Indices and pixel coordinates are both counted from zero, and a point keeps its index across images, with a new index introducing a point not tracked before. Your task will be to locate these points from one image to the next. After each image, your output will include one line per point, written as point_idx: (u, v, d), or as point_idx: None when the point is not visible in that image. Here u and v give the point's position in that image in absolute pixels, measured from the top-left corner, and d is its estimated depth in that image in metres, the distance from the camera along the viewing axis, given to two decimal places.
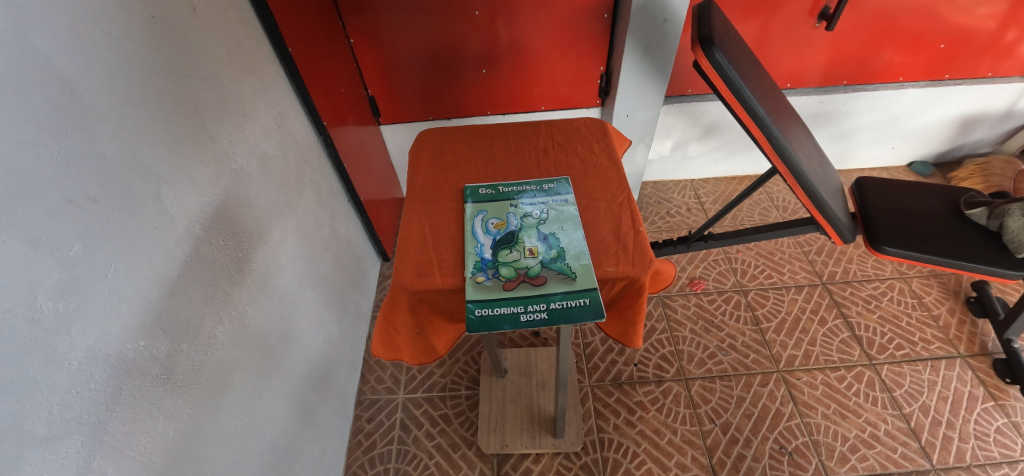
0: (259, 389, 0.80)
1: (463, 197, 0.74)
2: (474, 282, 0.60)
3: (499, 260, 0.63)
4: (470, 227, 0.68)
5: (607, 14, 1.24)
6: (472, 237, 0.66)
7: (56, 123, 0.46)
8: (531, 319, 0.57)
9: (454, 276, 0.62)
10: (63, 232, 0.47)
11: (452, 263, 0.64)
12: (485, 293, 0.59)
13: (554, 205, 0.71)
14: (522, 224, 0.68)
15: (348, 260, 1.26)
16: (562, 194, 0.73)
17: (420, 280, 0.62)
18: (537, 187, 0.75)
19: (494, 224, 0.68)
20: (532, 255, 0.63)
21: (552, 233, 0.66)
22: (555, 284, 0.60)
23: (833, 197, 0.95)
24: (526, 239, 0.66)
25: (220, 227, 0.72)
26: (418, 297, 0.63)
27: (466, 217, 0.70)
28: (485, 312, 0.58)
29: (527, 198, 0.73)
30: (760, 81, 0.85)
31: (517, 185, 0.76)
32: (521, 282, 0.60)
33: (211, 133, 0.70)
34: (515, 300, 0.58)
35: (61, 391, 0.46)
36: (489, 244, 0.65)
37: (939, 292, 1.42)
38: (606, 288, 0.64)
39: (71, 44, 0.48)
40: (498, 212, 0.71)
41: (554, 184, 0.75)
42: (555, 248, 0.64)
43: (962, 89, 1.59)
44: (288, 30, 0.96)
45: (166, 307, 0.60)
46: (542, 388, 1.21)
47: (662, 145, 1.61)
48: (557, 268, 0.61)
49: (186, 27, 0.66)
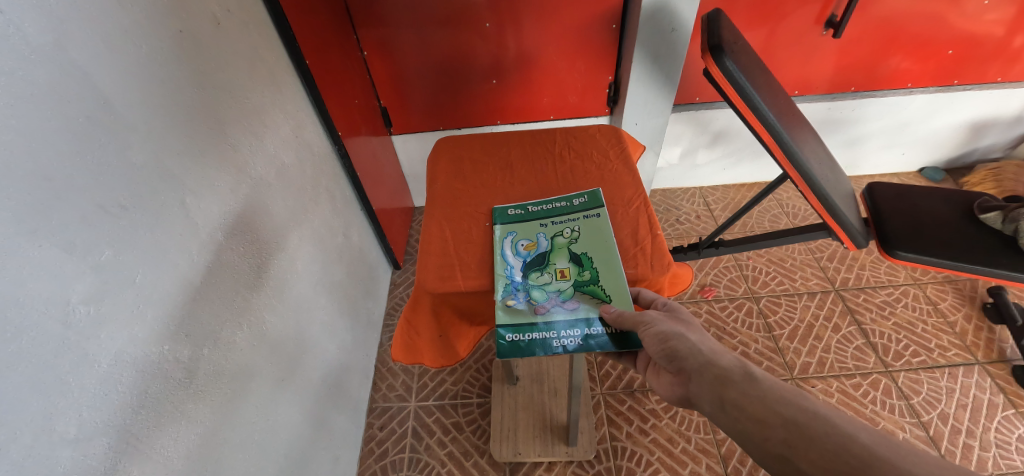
0: (275, 395, 0.80)
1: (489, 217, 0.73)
2: (505, 306, 0.61)
3: (531, 283, 0.64)
4: (500, 249, 0.67)
5: (615, 25, 1.26)
6: (502, 260, 0.66)
7: (89, 133, 0.48)
8: (566, 344, 0.58)
9: (476, 280, 0.64)
10: (95, 239, 0.48)
11: (474, 267, 0.66)
12: (517, 317, 0.60)
13: (585, 222, 0.70)
14: (553, 245, 0.67)
15: (361, 268, 1.27)
16: (595, 208, 0.72)
17: (443, 283, 0.64)
18: (566, 203, 0.74)
19: (524, 245, 0.68)
20: (563, 279, 0.64)
21: (584, 253, 0.66)
22: (588, 308, 0.61)
23: (845, 203, 0.95)
24: (557, 260, 0.66)
25: (241, 234, 0.73)
26: (441, 299, 0.65)
27: (496, 240, 0.69)
28: (517, 337, 0.59)
29: (557, 217, 0.72)
30: (769, 87, 0.86)
31: (545, 202, 0.74)
32: (554, 306, 0.61)
33: (234, 143, 0.72)
34: (548, 325, 0.60)
35: (90, 394, 0.47)
36: (519, 267, 0.65)
37: (954, 298, 1.40)
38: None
39: (105, 59, 0.50)
40: (527, 233, 0.69)
41: (583, 197, 0.74)
42: (589, 269, 0.64)
43: (971, 94, 1.58)
44: (306, 43, 0.98)
45: (188, 313, 0.61)
46: (554, 396, 1.20)
47: (671, 152, 1.62)
48: (589, 291, 0.62)
49: (210, 40, 0.69)
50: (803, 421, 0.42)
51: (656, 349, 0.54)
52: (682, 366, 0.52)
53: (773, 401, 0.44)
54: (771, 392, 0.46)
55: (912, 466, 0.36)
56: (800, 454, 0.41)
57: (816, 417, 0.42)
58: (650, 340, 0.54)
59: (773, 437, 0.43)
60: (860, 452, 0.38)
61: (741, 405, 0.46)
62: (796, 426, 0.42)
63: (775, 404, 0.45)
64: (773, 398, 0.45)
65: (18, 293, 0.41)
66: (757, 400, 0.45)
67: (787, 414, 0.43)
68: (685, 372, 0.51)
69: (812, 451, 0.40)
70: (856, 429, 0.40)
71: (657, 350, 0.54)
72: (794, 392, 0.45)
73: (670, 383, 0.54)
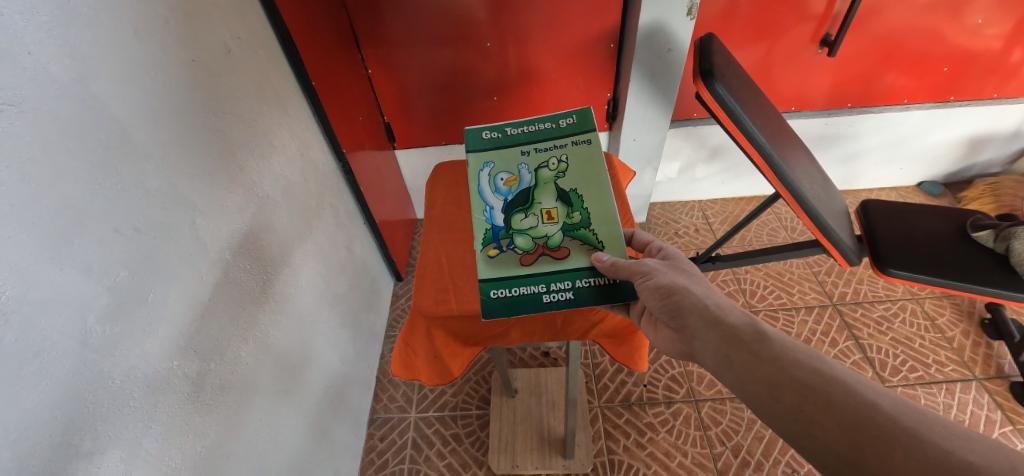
0: (278, 408, 0.83)
1: (471, 145, 0.78)
2: (488, 256, 0.65)
3: (514, 229, 0.68)
4: (480, 183, 0.73)
5: (614, 44, 1.29)
6: (482, 199, 0.71)
7: (108, 162, 0.51)
8: (557, 299, 0.61)
9: (468, 303, 0.67)
10: (111, 261, 0.51)
11: (467, 291, 0.69)
12: (505, 269, 0.64)
13: (572, 151, 0.74)
14: (534, 178, 0.72)
15: (363, 280, 1.29)
16: (584, 134, 0.75)
17: (438, 306, 0.67)
18: (553, 127, 0.77)
19: (505, 180, 0.72)
20: (551, 222, 0.67)
21: (571, 190, 0.70)
22: (579, 256, 0.64)
23: (838, 221, 0.97)
24: (542, 199, 0.70)
25: (248, 252, 0.76)
26: (435, 323, 0.69)
27: (477, 174, 0.74)
28: (504, 292, 0.62)
29: (543, 145, 0.76)
30: (760, 109, 0.89)
31: (530, 126, 0.78)
32: (542, 255, 0.65)
33: (242, 165, 0.76)
34: (538, 279, 0.63)
35: (104, 409, 0.50)
36: (501, 207, 0.70)
37: (952, 313, 1.41)
38: (611, 314, 0.72)
39: (124, 91, 0.54)
40: (508, 166, 0.74)
41: (572, 119, 0.77)
42: (578, 211, 0.68)
43: (968, 110, 1.60)
44: (312, 65, 1.02)
45: (197, 329, 0.63)
46: (552, 408, 1.22)
47: (669, 167, 1.64)
48: (579, 238, 0.66)
49: (221, 68, 0.72)
50: (818, 384, 0.46)
51: (656, 302, 0.59)
52: (684, 322, 0.57)
53: (788, 366, 0.48)
54: (783, 353, 0.50)
55: (936, 435, 0.39)
56: (817, 417, 0.44)
57: (835, 382, 0.45)
58: (648, 292, 0.59)
59: (789, 402, 0.46)
60: (881, 419, 0.41)
61: (751, 365, 0.50)
62: (813, 389, 0.46)
63: (790, 367, 0.48)
64: (787, 361, 0.49)
65: (41, 315, 0.44)
66: (772, 364, 0.49)
67: (803, 379, 0.47)
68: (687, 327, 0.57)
69: (832, 418, 0.43)
70: (877, 397, 0.43)
71: (659, 303, 0.59)
72: (807, 357, 0.49)
73: (670, 337, 0.60)
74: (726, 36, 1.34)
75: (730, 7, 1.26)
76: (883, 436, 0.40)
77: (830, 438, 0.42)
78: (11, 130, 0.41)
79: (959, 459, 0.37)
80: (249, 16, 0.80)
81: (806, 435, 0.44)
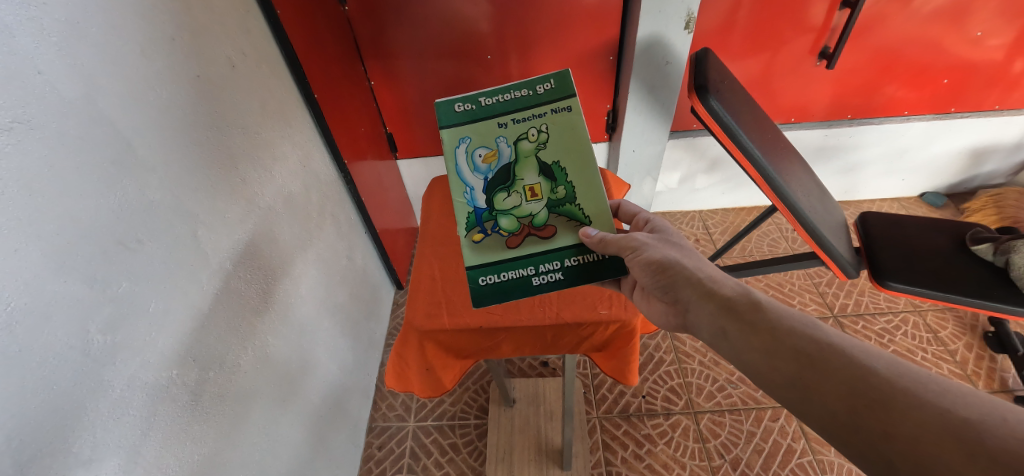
0: (277, 416, 0.83)
1: (438, 117, 0.70)
2: (473, 241, 0.68)
3: (497, 210, 0.69)
4: (457, 163, 0.69)
5: (613, 56, 1.30)
6: (461, 180, 0.69)
7: (113, 176, 0.52)
8: (547, 279, 0.66)
9: (459, 317, 0.71)
10: (113, 272, 0.52)
11: (458, 305, 0.73)
12: (493, 254, 0.67)
13: (552, 119, 0.69)
14: (514, 152, 0.69)
15: (364, 288, 1.31)
16: (565, 98, 0.69)
17: (429, 320, 0.71)
18: (530, 92, 0.70)
19: (483, 156, 0.69)
20: (535, 199, 0.68)
21: (554, 163, 0.69)
22: (565, 233, 0.67)
23: (835, 234, 0.99)
24: (524, 176, 0.69)
25: (249, 262, 0.77)
26: (428, 336, 0.72)
27: (452, 152, 0.70)
28: (495, 279, 0.66)
29: (520, 113, 0.70)
30: (756, 124, 0.93)
31: (502, 91, 0.70)
32: (529, 234, 0.67)
33: (244, 177, 0.77)
34: (526, 262, 0.66)
35: (103, 417, 0.51)
36: (482, 187, 0.69)
37: (955, 326, 1.40)
38: (600, 329, 0.73)
39: (131, 108, 0.55)
40: (484, 139, 0.69)
41: (550, 81, 0.69)
42: (562, 186, 0.68)
43: (969, 121, 1.60)
44: (316, 78, 1.04)
45: (197, 338, 0.65)
46: (550, 419, 1.22)
47: (669, 177, 1.65)
48: (565, 214, 0.68)
49: (225, 82, 0.74)
50: (815, 351, 0.47)
51: (648, 275, 0.62)
52: (677, 295, 0.61)
53: (783, 334, 0.50)
54: (779, 322, 0.52)
55: (934, 395, 0.40)
56: (815, 382, 0.45)
57: (829, 347, 0.47)
58: (639, 266, 0.63)
59: (786, 370, 0.48)
60: (877, 381, 0.42)
61: (745, 334, 0.52)
62: (810, 355, 0.47)
63: (786, 336, 0.50)
64: (784, 330, 0.50)
65: (45, 325, 0.45)
66: (766, 333, 0.51)
67: (798, 347, 0.48)
68: (679, 300, 0.60)
69: (828, 383, 0.44)
70: (874, 360, 0.44)
71: (650, 277, 0.62)
72: (801, 324, 0.51)
73: (665, 312, 0.63)
74: (725, 49, 1.35)
75: (728, 20, 1.28)
76: (878, 398, 0.41)
77: (829, 402, 0.43)
78: (19, 147, 0.43)
79: (957, 416, 0.38)
80: (253, 31, 0.82)
81: (805, 402, 0.45)
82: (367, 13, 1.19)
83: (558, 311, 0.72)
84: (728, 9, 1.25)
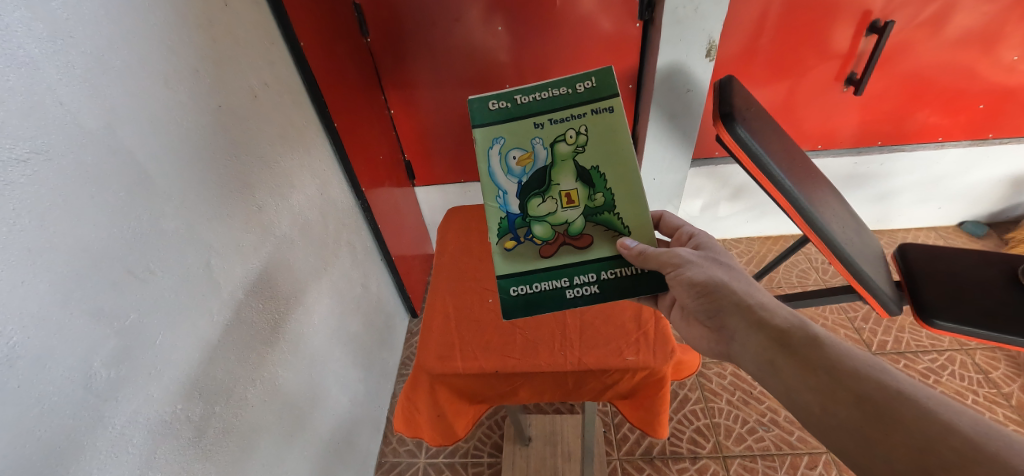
0: (282, 453, 0.80)
1: (471, 115, 0.65)
2: (505, 249, 0.65)
3: (531, 215, 0.65)
4: (490, 164, 0.65)
5: (630, 85, 1.29)
6: (494, 183, 0.65)
7: (127, 205, 0.52)
8: (582, 293, 0.64)
9: (473, 361, 0.69)
10: (121, 304, 0.51)
11: (471, 346, 0.71)
12: (524, 264, 0.64)
13: (593, 120, 0.64)
14: (550, 155, 0.64)
15: (378, 317, 1.29)
16: (607, 99, 0.63)
17: (441, 363, 0.69)
18: (569, 90, 0.64)
19: (518, 158, 0.64)
20: (571, 206, 0.65)
21: (593, 167, 0.64)
22: (601, 245, 0.64)
23: (875, 268, 0.94)
24: (560, 180, 0.64)
25: (261, 292, 0.76)
26: (440, 380, 0.69)
27: (484, 153, 0.65)
28: (525, 289, 0.64)
29: (559, 113, 0.64)
30: (786, 153, 0.90)
31: (540, 89, 0.64)
32: (563, 243, 0.65)
33: (261, 205, 0.77)
34: (561, 274, 0.64)
35: (101, 455, 0.48)
36: (515, 192, 0.65)
37: (1008, 367, 1.30)
38: (627, 376, 0.68)
39: (148, 135, 0.55)
40: (519, 140, 0.64)
41: (591, 80, 0.63)
42: (600, 192, 0.65)
43: (1008, 148, 1.53)
44: (336, 106, 1.05)
45: (205, 370, 0.63)
46: (568, 460, 1.15)
47: (691, 204, 1.61)
48: (601, 222, 0.65)
49: (246, 112, 0.74)
50: (883, 399, 0.43)
51: (692, 295, 0.60)
52: (721, 321, 0.59)
53: (845, 376, 0.46)
54: (840, 362, 0.48)
55: None
56: (882, 434, 0.42)
57: (898, 396, 0.43)
58: (683, 286, 0.61)
59: (846, 416, 0.44)
60: (958, 441, 0.38)
61: (798, 371, 0.49)
62: (880, 404, 0.43)
63: (848, 378, 0.46)
64: (845, 372, 0.47)
65: (46, 361, 0.43)
66: (823, 372, 0.48)
67: (863, 392, 0.45)
68: (723, 325, 0.58)
69: (898, 438, 0.41)
70: (954, 416, 0.40)
71: (694, 299, 0.60)
72: (866, 364, 0.47)
73: (705, 338, 0.61)
74: (747, 75, 1.32)
75: (750, 48, 1.26)
76: (958, 461, 0.37)
77: (897, 460, 0.40)
78: (33, 178, 0.42)
79: None
80: (277, 62, 0.84)
81: (867, 455, 0.42)
82: (388, 42, 1.22)
83: (581, 355, 0.69)
84: (749, 37, 1.24)
